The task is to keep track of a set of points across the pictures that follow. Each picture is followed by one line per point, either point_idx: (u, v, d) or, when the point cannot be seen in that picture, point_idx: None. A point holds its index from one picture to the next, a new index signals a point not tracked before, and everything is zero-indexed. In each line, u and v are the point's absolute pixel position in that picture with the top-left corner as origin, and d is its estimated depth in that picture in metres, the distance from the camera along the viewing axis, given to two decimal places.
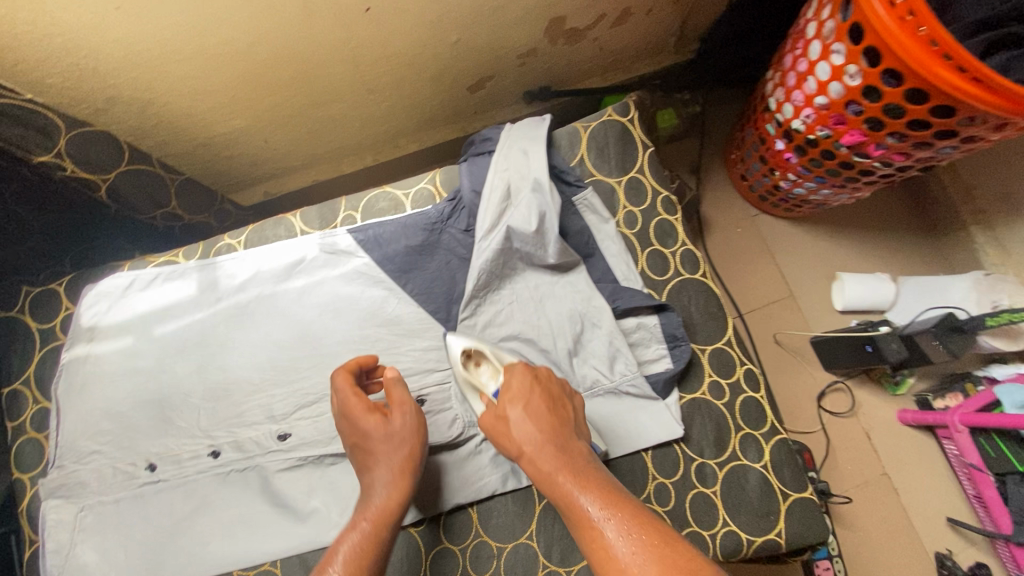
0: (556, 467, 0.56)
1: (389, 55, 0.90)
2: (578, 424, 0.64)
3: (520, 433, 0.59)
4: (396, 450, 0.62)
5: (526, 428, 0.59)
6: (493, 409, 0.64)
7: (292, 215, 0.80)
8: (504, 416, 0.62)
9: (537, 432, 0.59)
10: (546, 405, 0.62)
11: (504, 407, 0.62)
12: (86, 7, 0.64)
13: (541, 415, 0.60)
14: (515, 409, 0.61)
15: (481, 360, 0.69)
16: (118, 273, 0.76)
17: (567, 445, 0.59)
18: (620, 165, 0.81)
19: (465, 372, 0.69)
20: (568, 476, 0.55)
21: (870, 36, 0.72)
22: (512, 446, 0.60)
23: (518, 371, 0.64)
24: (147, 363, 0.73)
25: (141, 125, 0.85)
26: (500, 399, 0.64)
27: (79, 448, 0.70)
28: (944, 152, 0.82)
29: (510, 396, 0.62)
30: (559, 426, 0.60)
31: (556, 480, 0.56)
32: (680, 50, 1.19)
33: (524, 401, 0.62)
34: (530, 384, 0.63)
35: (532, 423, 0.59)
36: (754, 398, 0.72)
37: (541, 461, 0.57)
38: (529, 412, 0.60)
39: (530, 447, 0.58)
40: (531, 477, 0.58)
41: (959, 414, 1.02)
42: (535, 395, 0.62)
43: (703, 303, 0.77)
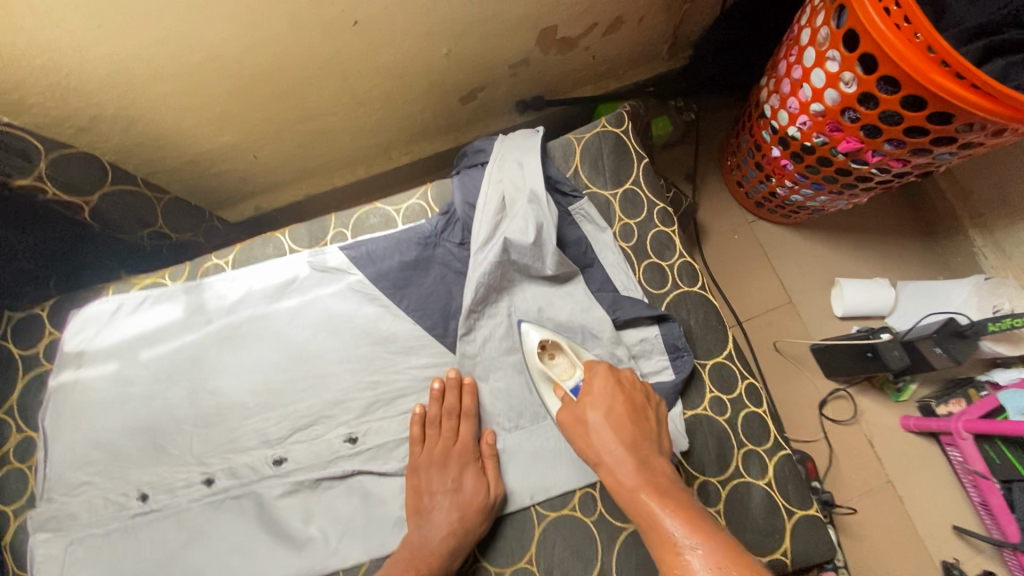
0: (636, 482, 0.58)
1: (379, 68, 0.89)
2: (663, 440, 0.64)
3: (599, 439, 0.62)
4: (463, 503, 0.63)
5: (606, 435, 0.62)
6: (570, 405, 0.66)
7: (280, 234, 0.78)
8: (584, 419, 0.64)
9: (617, 441, 0.61)
10: (629, 416, 0.63)
11: (584, 408, 0.65)
12: (68, 25, 0.63)
13: (624, 426, 0.62)
14: (596, 413, 0.63)
15: (557, 354, 0.70)
16: (103, 297, 0.74)
17: (648, 463, 0.60)
18: (614, 177, 0.80)
19: (541, 364, 0.69)
20: (648, 493, 0.57)
21: (865, 43, 0.71)
22: (589, 451, 0.63)
23: (603, 374, 0.66)
24: (137, 390, 0.70)
25: (126, 143, 0.84)
26: (581, 396, 0.66)
27: (68, 479, 0.67)
28: (942, 159, 0.81)
29: (591, 399, 0.65)
30: (642, 438, 0.62)
31: (636, 493, 0.57)
32: (673, 58, 1.19)
33: (606, 407, 0.64)
34: (614, 392, 0.65)
35: (614, 433, 0.61)
36: (756, 412, 0.71)
37: (621, 474, 0.59)
38: (611, 421, 0.62)
39: (610, 457, 0.60)
40: (608, 487, 0.60)
41: (963, 421, 1.01)
42: (619, 404, 0.64)
43: (702, 316, 0.75)
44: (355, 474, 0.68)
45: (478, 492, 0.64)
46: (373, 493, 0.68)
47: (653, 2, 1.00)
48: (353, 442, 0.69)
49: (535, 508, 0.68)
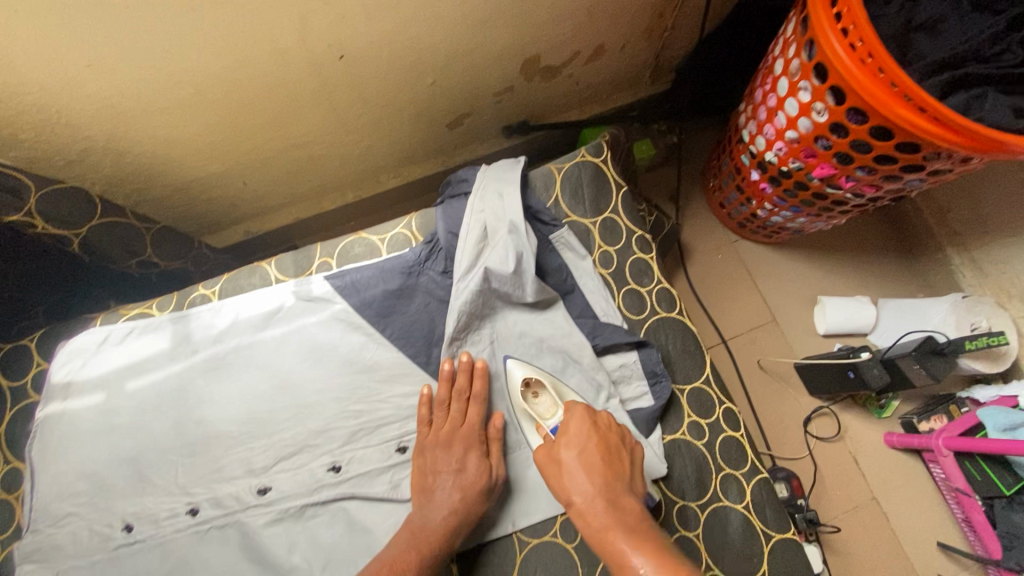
0: (606, 523, 0.58)
1: (366, 98, 0.91)
2: (636, 480, 0.65)
3: (572, 481, 0.63)
4: (466, 485, 0.66)
5: (578, 476, 0.63)
6: (547, 446, 0.67)
7: (266, 264, 0.80)
8: (558, 459, 0.65)
9: (587, 483, 0.62)
10: (602, 456, 0.64)
11: (558, 448, 0.66)
12: (59, 64, 0.65)
13: (596, 467, 0.63)
14: (568, 454, 0.64)
15: (540, 391, 0.72)
16: (91, 328, 0.75)
17: (620, 503, 0.61)
18: (594, 206, 0.83)
19: (524, 403, 0.71)
20: (618, 534, 0.57)
21: (834, 76, 0.73)
22: (562, 493, 0.63)
23: (578, 415, 0.68)
24: (123, 421, 0.71)
25: (117, 174, 0.85)
26: (558, 436, 0.67)
27: (53, 511, 0.67)
28: (913, 185, 0.83)
29: (567, 439, 0.66)
30: (615, 479, 0.62)
31: (606, 533, 0.58)
32: (655, 82, 1.22)
33: (579, 447, 0.65)
34: (588, 431, 0.66)
35: (585, 473, 0.62)
36: (734, 437, 0.73)
37: (593, 515, 0.60)
38: (583, 461, 0.63)
39: (581, 499, 0.61)
40: (581, 529, 0.60)
41: (943, 438, 1.02)
42: (591, 444, 0.65)
43: (680, 342, 0.78)
44: (338, 501, 0.69)
45: (481, 478, 0.67)
46: (355, 522, 0.68)
47: (634, 32, 1.03)
48: (337, 472, 0.69)
49: (517, 534, 0.70)
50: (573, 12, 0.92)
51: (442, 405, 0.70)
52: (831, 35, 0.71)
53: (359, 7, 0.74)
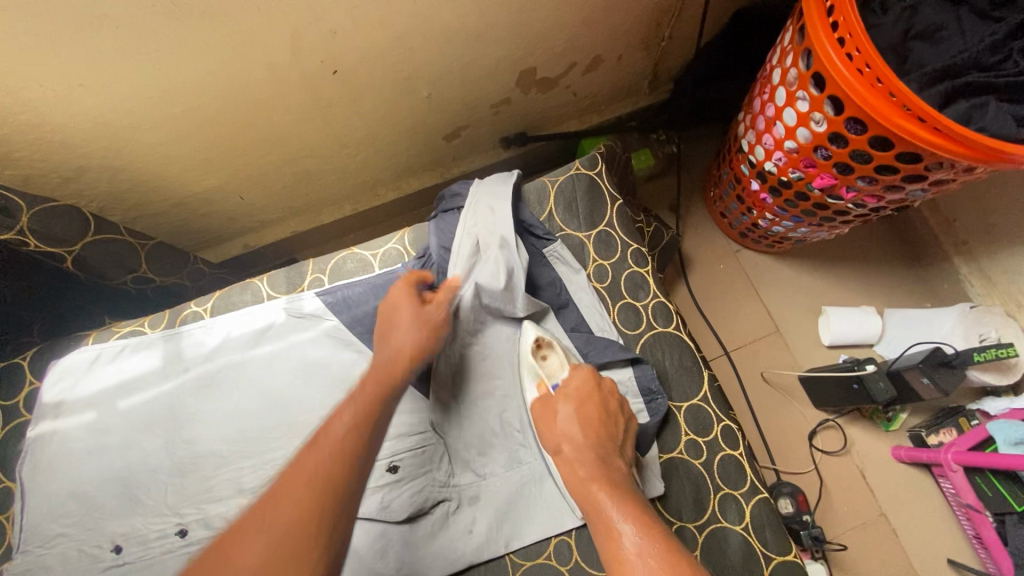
0: (592, 472, 0.59)
1: (361, 112, 0.91)
2: (627, 443, 0.66)
3: (565, 430, 0.64)
4: (425, 327, 0.66)
5: (572, 427, 0.64)
6: (544, 398, 0.69)
7: (258, 280, 0.80)
8: (553, 408, 0.67)
9: (580, 434, 0.63)
10: (598, 414, 0.66)
11: (555, 401, 0.68)
12: (52, 83, 0.65)
13: (590, 422, 0.64)
14: (565, 406, 0.66)
15: (549, 352, 0.73)
16: (83, 347, 0.76)
17: (607, 457, 0.62)
18: (588, 219, 0.82)
19: (532, 361, 0.73)
20: (601, 484, 0.58)
21: (831, 86, 0.72)
22: (552, 442, 0.65)
23: (581, 374, 0.70)
24: (115, 440, 0.70)
25: (113, 191, 0.85)
26: (555, 392, 0.69)
27: (43, 531, 0.66)
28: (915, 195, 0.82)
29: (566, 392, 0.68)
30: (605, 436, 0.64)
31: (589, 481, 0.58)
32: (654, 92, 1.21)
33: (577, 402, 0.67)
34: (588, 390, 0.68)
35: (580, 425, 0.64)
36: (732, 456, 0.71)
37: (580, 463, 0.61)
38: (579, 414, 0.65)
39: (571, 447, 0.62)
40: (563, 473, 0.61)
41: (952, 453, 1.00)
42: (589, 402, 0.67)
43: (677, 358, 0.77)
44: None
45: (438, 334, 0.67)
46: None
47: (631, 42, 1.02)
48: None
49: (510, 556, 0.69)
50: (567, 24, 0.91)
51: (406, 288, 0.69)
52: (827, 43, 0.70)
53: (351, 23, 0.73)
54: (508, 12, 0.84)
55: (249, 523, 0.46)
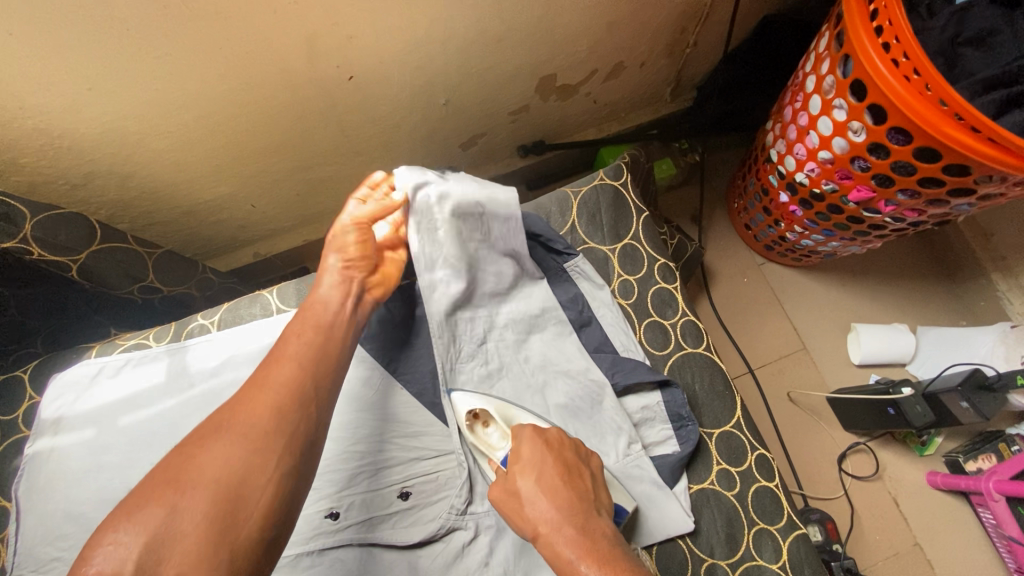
0: (580, 551, 0.51)
1: (376, 119, 0.88)
2: (603, 499, 0.59)
3: (534, 510, 0.55)
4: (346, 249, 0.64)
5: (541, 503, 0.55)
6: (501, 480, 0.60)
7: (267, 292, 0.77)
8: (514, 490, 0.58)
9: (551, 509, 0.55)
10: (561, 477, 0.58)
11: (513, 478, 0.59)
12: (60, 88, 0.63)
13: (557, 490, 0.56)
14: (526, 481, 0.58)
15: (488, 420, 0.67)
16: (85, 361, 0.73)
17: (589, 527, 0.54)
18: (613, 232, 0.79)
19: (473, 436, 0.66)
20: (593, 561, 0.50)
21: (873, 94, 0.68)
22: (527, 527, 0.56)
23: (527, 439, 0.62)
24: (114, 459, 0.67)
25: (122, 198, 0.83)
26: (508, 468, 0.61)
27: (38, 555, 0.63)
28: (960, 210, 0.77)
29: (520, 465, 0.59)
30: (578, 502, 0.56)
31: (580, 564, 0.50)
32: (675, 100, 1.17)
33: (536, 472, 0.58)
34: (541, 452, 0.60)
35: (548, 498, 0.56)
36: (768, 487, 0.67)
37: (562, 544, 0.52)
38: (544, 484, 0.57)
39: (547, 526, 0.54)
40: (552, 563, 0.52)
41: (993, 481, 0.94)
42: (548, 466, 0.59)
43: (707, 381, 0.73)
44: (337, 550, 0.63)
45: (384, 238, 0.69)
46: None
47: (654, 48, 0.99)
48: (335, 519, 0.64)
49: None
50: (590, 30, 0.88)
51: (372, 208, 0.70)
52: (871, 49, 0.66)
53: (368, 26, 0.71)
54: (530, 16, 0.81)
55: (210, 429, 0.48)
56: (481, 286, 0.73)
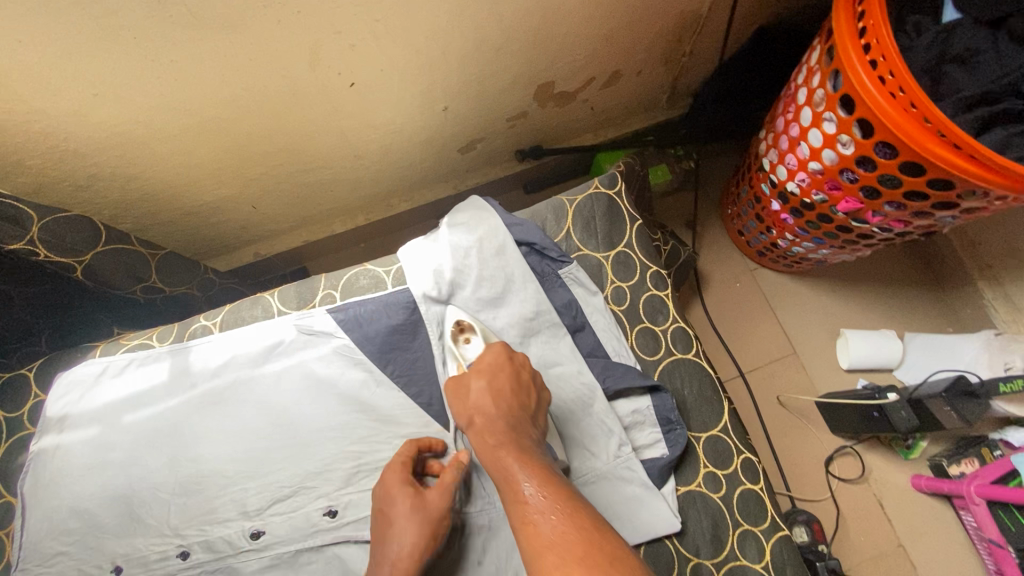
0: (503, 440, 0.57)
1: (376, 124, 0.89)
2: (539, 414, 0.64)
3: (477, 403, 0.61)
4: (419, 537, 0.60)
5: (484, 400, 0.61)
6: (459, 376, 0.66)
7: (269, 295, 0.78)
8: (467, 385, 0.64)
9: (492, 406, 0.60)
10: (511, 386, 0.63)
11: (469, 377, 0.64)
12: (65, 94, 0.64)
13: (503, 394, 0.61)
14: (478, 380, 0.63)
15: (471, 335, 0.71)
16: (90, 359, 0.74)
17: (518, 426, 0.59)
18: (607, 239, 0.81)
19: (454, 346, 0.71)
20: (513, 451, 0.55)
21: (860, 109, 0.70)
22: (466, 417, 0.62)
23: (494, 349, 0.66)
24: (119, 457, 0.68)
25: (125, 200, 0.84)
26: (469, 370, 0.66)
27: (44, 549, 0.65)
28: (945, 221, 0.79)
29: (479, 366, 0.65)
30: (518, 408, 0.61)
31: (500, 451, 0.56)
32: (672, 106, 1.19)
33: (489, 376, 0.63)
34: (500, 362, 0.65)
35: (492, 397, 0.61)
36: (753, 490, 0.70)
37: (490, 432, 0.58)
38: (492, 388, 0.62)
39: (483, 419, 0.59)
40: (476, 447, 0.58)
41: (975, 485, 0.96)
42: (502, 373, 0.64)
43: (696, 387, 0.75)
44: (333, 547, 0.66)
45: (434, 509, 0.62)
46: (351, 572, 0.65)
47: (651, 57, 1.01)
48: (332, 516, 0.67)
49: None
50: (588, 39, 0.90)
51: (402, 466, 0.64)
52: (859, 66, 0.68)
53: (369, 34, 0.72)
54: (529, 26, 0.82)
55: None
56: (462, 288, 0.75)
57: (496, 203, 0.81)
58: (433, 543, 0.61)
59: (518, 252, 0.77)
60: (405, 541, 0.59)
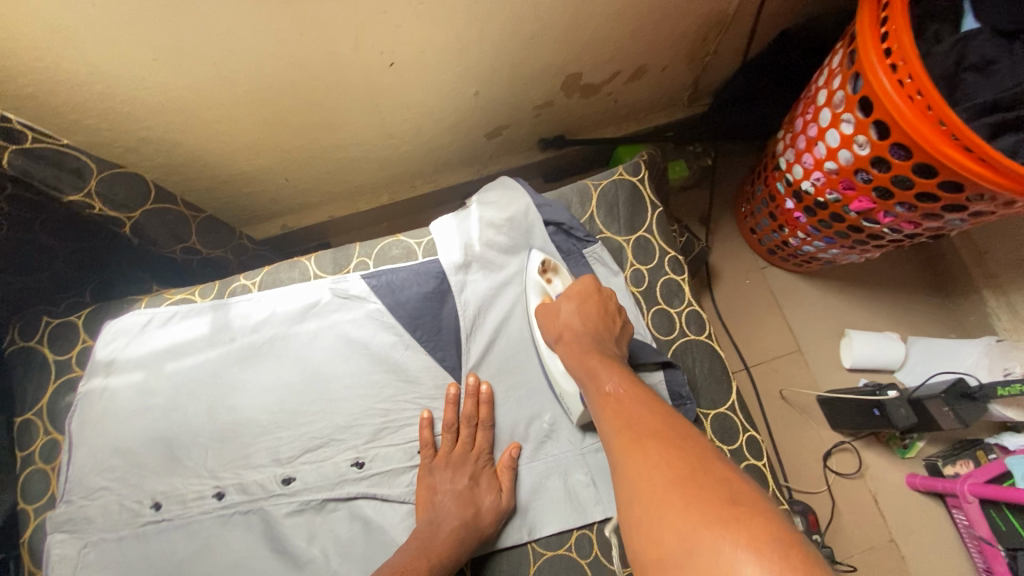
0: (587, 350, 0.66)
1: (411, 105, 0.93)
2: (624, 342, 0.71)
3: (566, 321, 0.70)
4: (474, 501, 0.68)
5: (574, 318, 0.69)
6: (549, 302, 0.74)
7: (306, 260, 0.83)
8: (557, 305, 0.72)
9: (579, 323, 0.69)
10: (598, 312, 0.70)
11: (558, 302, 0.73)
12: (127, 59, 0.68)
13: (591, 316, 0.69)
14: (569, 304, 0.71)
15: (554, 276, 0.77)
16: (136, 310, 0.78)
17: (604, 343, 0.67)
18: (628, 224, 0.85)
19: (539, 280, 0.77)
20: (596, 358, 0.64)
21: (878, 111, 0.73)
22: (555, 332, 0.70)
23: (584, 280, 0.74)
24: (160, 402, 0.73)
25: (169, 164, 0.88)
26: (560, 298, 0.74)
27: (88, 483, 0.70)
28: (953, 224, 0.82)
29: (569, 292, 0.73)
30: (604, 332, 0.69)
31: (584, 358, 0.64)
32: (693, 104, 1.22)
33: (579, 300, 0.71)
34: (591, 292, 0.72)
35: (581, 317, 0.69)
36: (756, 465, 0.74)
37: (577, 344, 0.67)
38: (581, 309, 0.70)
39: (571, 334, 0.68)
40: (565, 357, 0.67)
41: (968, 484, 0.99)
42: (591, 300, 0.71)
43: (707, 365, 0.79)
44: (358, 498, 0.71)
45: (491, 504, 0.69)
46: (372, 522, 0.70)
47: (677, 54, 1.04)
48: (360, 468, 0.71)
49: (532, 545, 0.71)
50: (616, 33, 0.93)
51: (429, 444, 0.72)
52: (879, 69, 0.71)
53: (412, 17, 0.75)
54: (563, 17, 0.86)
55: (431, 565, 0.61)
56: (490, 266, 0.80)
57: (523, 184, 0.86)
58: (476, 517, 0.67)
59: (544, 231, 0.82)
60: (447, 514, 0.66)
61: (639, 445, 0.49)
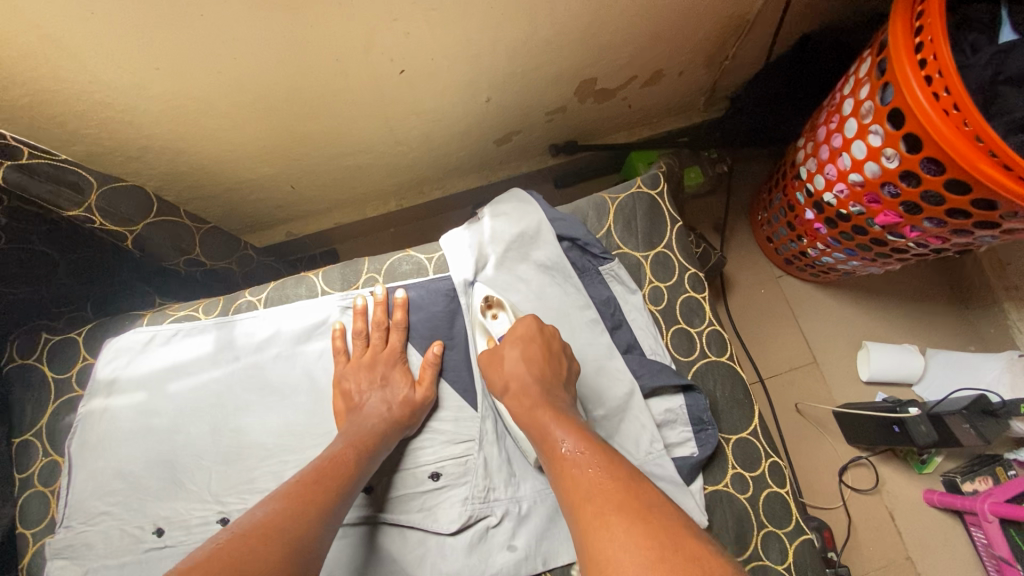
0: (537, 402, 0.63)
1: (420, 112, 0.90)
2: (570, 384, 0.68)
3: (511, 369, 0.67)
4: (389, 399, 0.69)
5: (519, 368, 0.66)
6: (493, 349, 0.71)
7: (313, 274, 0.80)
8: (500, 352, 0.69)
9: (526, 373, 0.65)
10: (543, 354, 0.68)
11: (502, 347, 0.70)
12: (130, 68, 0.66)
13: (534, 359, 0.67)
14: (513, 350, 0.68)
15: (498, 311, 0.74)
16: (137, 327, 0.76)
17: (553, 391, 0.65)
18: (646, 240, 0.82)
19: (480, 318, 0.74)
20: (545, 412, 0.61)
21: (910, 124, 0.70)
22: (501, 382, 0.67)
23: (527, 320, 0.71)
24: (163, 423, 0.72)
25: (171, 172, 0.85)
26: (504, 340, 0.71)
27: (88, 508, 0.69)
28: (983, 240, 0.79)
29: (514, 335, 0.70)
30: (552, 377, 0.67)
31: (534, 413, 0.62)
32: (709, 109, 1.19)
33: (523, 344, 0.68)
34: (533, 334, 0.69)
35: (525, 363, 0.66)
36: (779, 493, 0.71)
37: (525, 395, 0.64)
38: (525, 355, 0.67)
39: (518, 385, 0.65)
40: (515, 411, 0.64)
41: (988, 503, 0.97)
42: (534, 343, 0.68)
43: (728, 389, 0.76)
44: (368, 523, 0.69)
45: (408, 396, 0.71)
46: (383, 548, 0.69)
47: (695, 58, 1.01)
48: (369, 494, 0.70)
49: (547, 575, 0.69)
50: (632, 39, 0.90)
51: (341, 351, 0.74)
52: (913, 80, 0.68)
53: (423, 24, 0.73)
54: (579, 23, 0.83)
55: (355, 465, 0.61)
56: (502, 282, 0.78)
57: (541, 197, 0.83)
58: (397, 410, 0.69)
59: (558, 245, 0.79)
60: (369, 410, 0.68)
61: (604, 521, 0.46)
